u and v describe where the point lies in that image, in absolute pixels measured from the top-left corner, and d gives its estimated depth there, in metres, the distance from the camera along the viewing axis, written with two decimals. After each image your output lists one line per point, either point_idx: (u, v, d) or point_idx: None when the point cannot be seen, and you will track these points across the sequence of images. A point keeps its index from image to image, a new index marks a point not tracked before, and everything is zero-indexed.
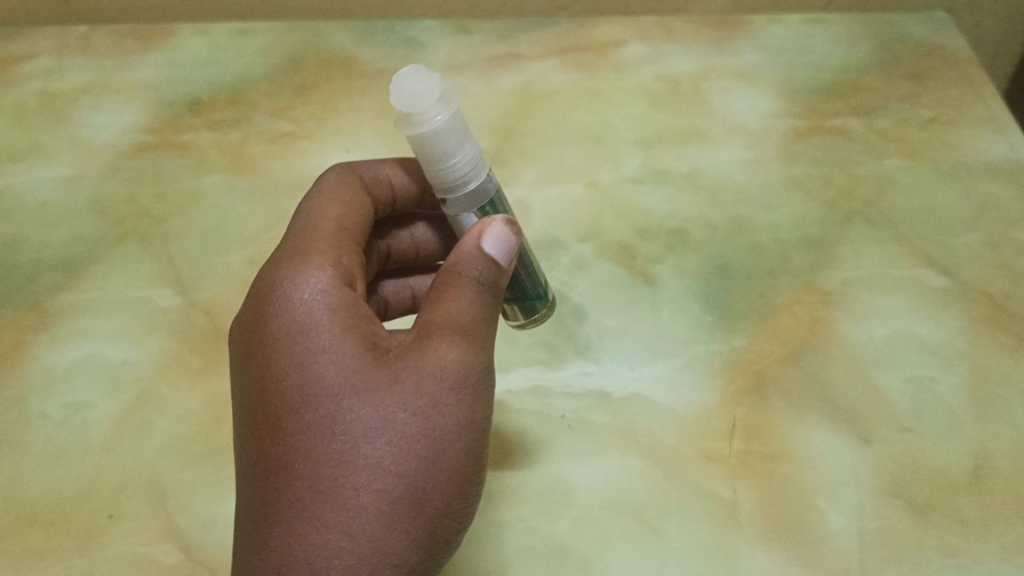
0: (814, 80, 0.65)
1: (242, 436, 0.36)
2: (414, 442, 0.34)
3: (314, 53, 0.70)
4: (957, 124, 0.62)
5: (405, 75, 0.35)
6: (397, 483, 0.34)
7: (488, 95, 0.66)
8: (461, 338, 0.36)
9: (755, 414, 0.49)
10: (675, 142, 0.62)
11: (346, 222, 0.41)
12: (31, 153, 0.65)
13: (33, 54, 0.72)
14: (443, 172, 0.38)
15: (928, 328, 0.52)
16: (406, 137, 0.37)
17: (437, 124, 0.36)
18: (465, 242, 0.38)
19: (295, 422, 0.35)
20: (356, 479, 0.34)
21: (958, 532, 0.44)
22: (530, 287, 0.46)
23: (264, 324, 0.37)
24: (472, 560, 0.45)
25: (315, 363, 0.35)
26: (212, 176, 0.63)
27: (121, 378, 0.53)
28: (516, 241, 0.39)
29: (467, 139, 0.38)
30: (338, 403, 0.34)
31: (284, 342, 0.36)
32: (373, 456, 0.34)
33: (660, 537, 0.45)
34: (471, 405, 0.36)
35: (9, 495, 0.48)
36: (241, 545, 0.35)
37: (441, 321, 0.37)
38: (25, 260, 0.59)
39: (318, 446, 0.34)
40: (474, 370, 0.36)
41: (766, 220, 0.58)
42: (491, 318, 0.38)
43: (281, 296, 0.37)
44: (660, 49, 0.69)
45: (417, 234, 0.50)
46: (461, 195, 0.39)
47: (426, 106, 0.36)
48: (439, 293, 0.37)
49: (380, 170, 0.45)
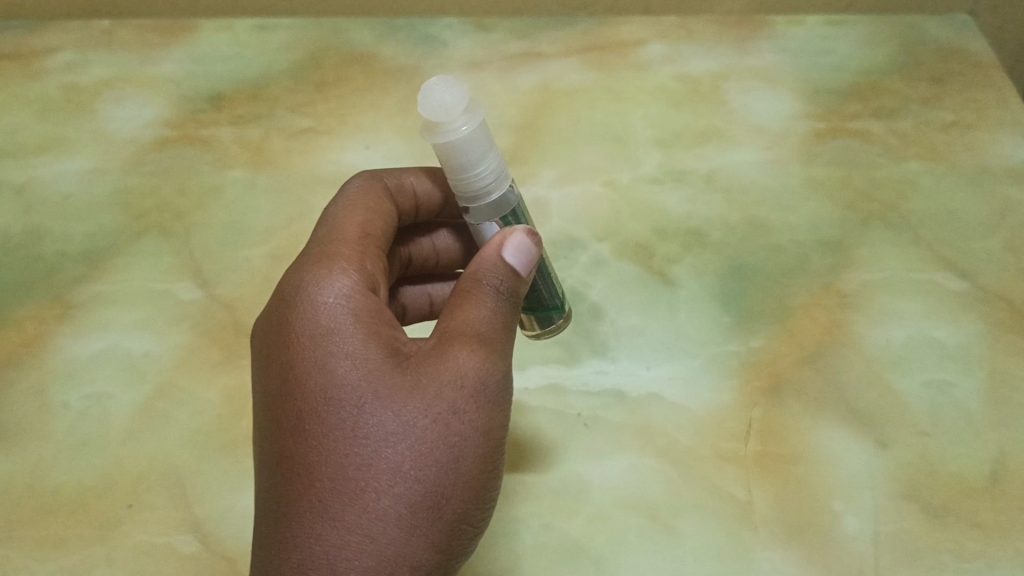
0: (835, 81, 0.65)
1: (262, 437, 0.36)
2: (434, 447, 0.34)
3: (335, 49, 0.71)
4: (979, 128, 0.62)
5: (434, 86, 0.36)
6: (417, 487, 0.34)
7: (507, 94, 0.66)
8: (481, 346, 0.36)
9: (772, 415, 0.49)
10: (694, 142, 0.62)
11: (370, 228, 0.42)
12: (54, 146, 0.66)
13: (57, 48, 0.73)
14: (466, 181, 0.38)
15: (946, 331, 0.52)
16: (432, 145, 0.37)
17: (464, 134, 0.37)
18: (485, 250, 0.39)
19: (316, 425, 0.35)
20: (377, 481, 0.34)
21: (974, 537, 0.44)
22: (547, 297, 0.45)
23: (286, 327, 0.37)
24: (488, 556, 0.45)
25: (337, 366, 0.35)
26: (233, 171, 0.63)
27: (141, 369, 0.53)
28: (536, 251, 0.40)
29: (491, 150, 0.38)
30: (360, 406, 0.35)
31: (306, 345, 0.36)
32: (394, 459, 0.34)
33: (675, 537, 0.45)
34: (490, 412, 0.36)
35: (31, 483, 0.49)
36: (258, 545, 0.35)
37: (461, 328, 0.37)
38: (49, 251, 0.59)
39: (340, 449, 0.34)
40: (493, 378, 0.36)
41: (785, 221, 0.58)
42: (509, 328, 0.39)
43: (305, 300, 0.37)
44: (680, 49, 0.69)
45: (438, 242, 0.50)
46: (483, 204, 0.40)
47: (453, 116, 0.36)
48: (459, 301, 0.38)
49: (404, 178, 0.46)
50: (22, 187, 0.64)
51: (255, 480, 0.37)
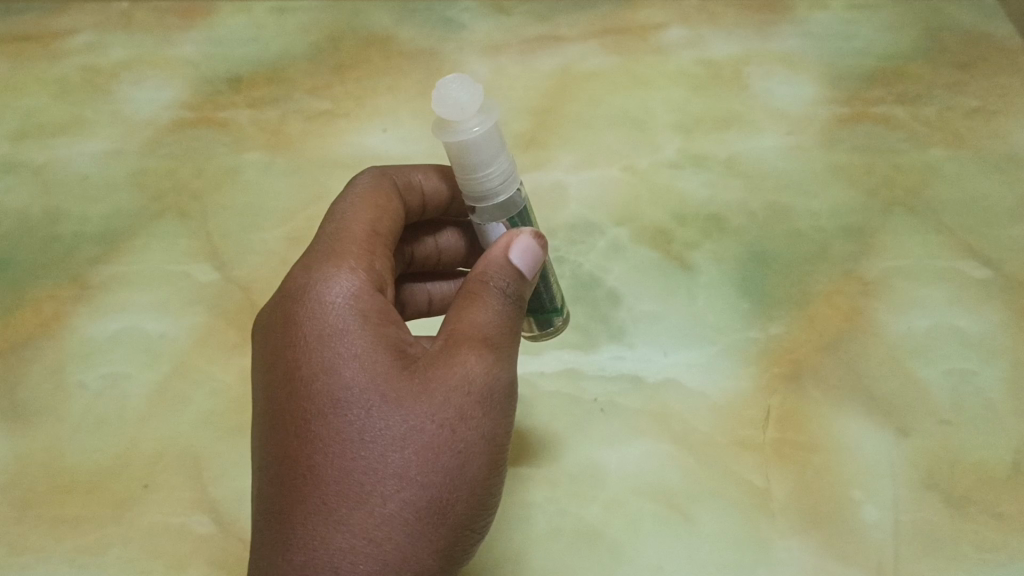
0: (858, 66, 0.64)
1: (266, 435, 0.36)
2: (441, 452, 0.34)
3: (353, 32, 0.70)
4: (1004, 114, 0.60)
5: (450, 83, 0.35)
6: (424, 493, 0.34)
7: (526, 78, 0.66)
8: (487, 351, 0.36)
9: (790, 402, 0.48)
10: (715, 127, 0.61)
11: (379, 227, 0.41)
12: (73, 127, 0.66)
13: (77, 29, 0.73)
14: (476, 181, 0.38)
15: (970, 320, 0.51)
16: (443, 143, 0.37)
17: (476, 135, 0.36)
18: (492, 251, 0.39)
19: (323, 426, 0.35)
20: (383, 486, 0.34)
21: (995, 528, 0.43)
22: (548, 302, 0.46)
23: (293, 327, 0.37)
24: (501, 542, 0.45)
25: (345, 368, 0.35)
26: (250, 153, 0.63)
27: (157, 351, 0.53)
28: (542, 253, 0.39)
29: (502, 152, 0.38)
30: (368, 410, 0.34)
31: (314, 346, 0.36)
32: (401, 464, 0.34)
33: (693, 524, 0.45)
34: (496, 418, 0.36)
35: (48, 462, 0.49)
36: (261, 544, 0.35)
37: (468, 330, 0.37)
38: (67, 232, 0.60)
39: (346, 452, 0.34)
40: (500, 383, 0.36)
41: (807, 208, 0.57)
42: (515, 330, 0.38)
43: (312, 299, 0.37)
44: (702, 32, 0.67)
45: (442, 241, 0.50)
46: (490, 205, 0.39)
47: (467, 116, 0.36)
48: (465, 302, 0.37)
49: (412, 175, 0.45)
50: (41, 168, 0.64)
51: (257, 478, 0.36)
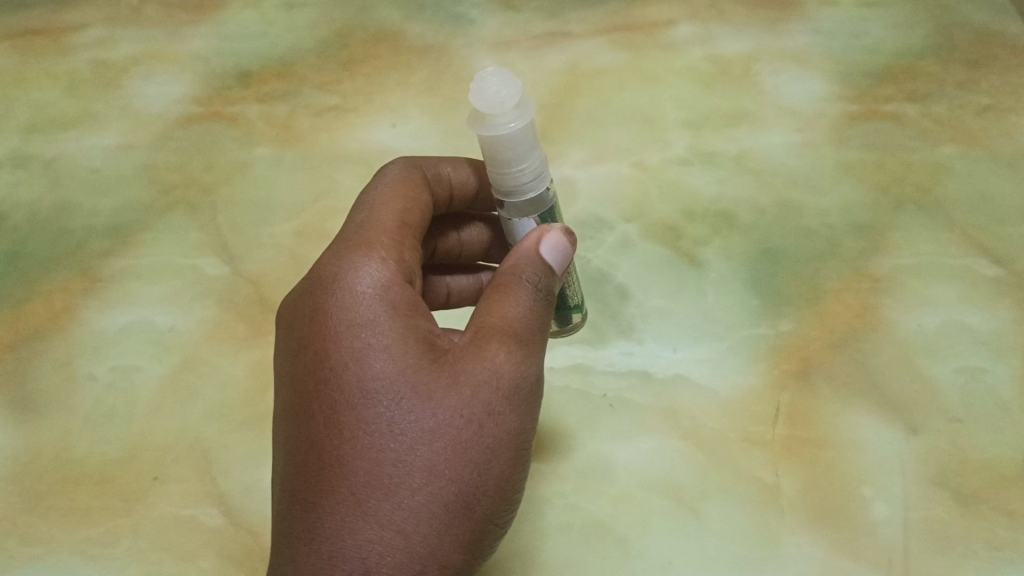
0: (869, 63, 0.63)
1: (292, 424, 0.36)
2: (469, 447, 0.34)
3: (361, 28, 0.70)
4: (1016, 111, 0.59)
5: (489, 76, 0.36)
6: (451, 487, 0.34)
7: (535, 75, 0.66)
8: (517, 345, 0.36)
9: (802, 399, 0.48)
10: (724, 124, 0.61)
11: (408, 218, 0.41)
12: (83, 121, 0.66)
13: (87, 24, 0.73)
14: (507, 176, 0.38)
15: (980, 318, 0.51)
16: (477, 136, 0.37)
17: (511, 130, 0.36)
18: (522, 246, 0.39)
19: (352, 417, 0.34)
20: (411, 479, 0.34)
21: (1007, 525, 0.43)
22: (569, 299, 0.47)
23: (321, 316, 0.37)
24: (511, 536, 0.45)
25: (375, 360, 0.35)
26: (260, 148, 0.63)
27: (167, 344, 0.53)
28: (571, 250, 0.40)
29: (535, 149, 0.38)
30: (397, 403, 0.34)
31: (343, 335, 0.36)
32: (430, 457, 0.34)
33: (702, 520, 0.45)
34: (522, 415, 0.36)
35: (58, 453, 0.49)
36: (283, 534, 0.35)
37: (497, 323, 0.37)
38: (78, 225, 0.60)
39: (375, 443, 0.34)
40: (527, 380, 0.36)
41: (816, 204, 0.57)
42: (544, 325, 0.38)
43: (342, 288, 0.37)
44: (711, 29, 0.67)
45: (465, 235, 0.50)
46: (520, 200, 0.40)
47: (502, 111, 0.36)
48: (495, 295, 0.38)
49: (441, 168, 0.45)
50: (52, 162, 0.64)
51: (281, 465, 0.36)
